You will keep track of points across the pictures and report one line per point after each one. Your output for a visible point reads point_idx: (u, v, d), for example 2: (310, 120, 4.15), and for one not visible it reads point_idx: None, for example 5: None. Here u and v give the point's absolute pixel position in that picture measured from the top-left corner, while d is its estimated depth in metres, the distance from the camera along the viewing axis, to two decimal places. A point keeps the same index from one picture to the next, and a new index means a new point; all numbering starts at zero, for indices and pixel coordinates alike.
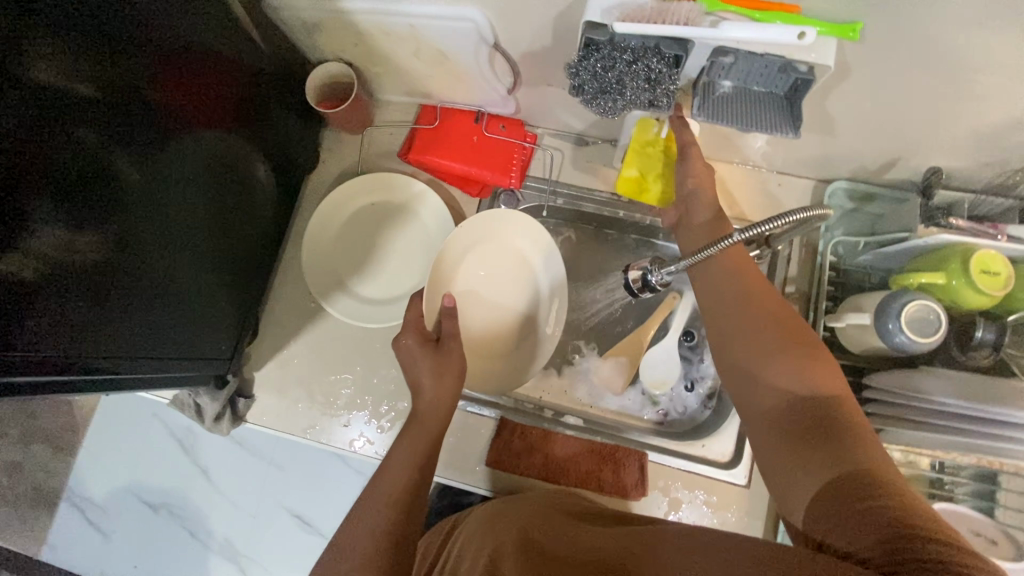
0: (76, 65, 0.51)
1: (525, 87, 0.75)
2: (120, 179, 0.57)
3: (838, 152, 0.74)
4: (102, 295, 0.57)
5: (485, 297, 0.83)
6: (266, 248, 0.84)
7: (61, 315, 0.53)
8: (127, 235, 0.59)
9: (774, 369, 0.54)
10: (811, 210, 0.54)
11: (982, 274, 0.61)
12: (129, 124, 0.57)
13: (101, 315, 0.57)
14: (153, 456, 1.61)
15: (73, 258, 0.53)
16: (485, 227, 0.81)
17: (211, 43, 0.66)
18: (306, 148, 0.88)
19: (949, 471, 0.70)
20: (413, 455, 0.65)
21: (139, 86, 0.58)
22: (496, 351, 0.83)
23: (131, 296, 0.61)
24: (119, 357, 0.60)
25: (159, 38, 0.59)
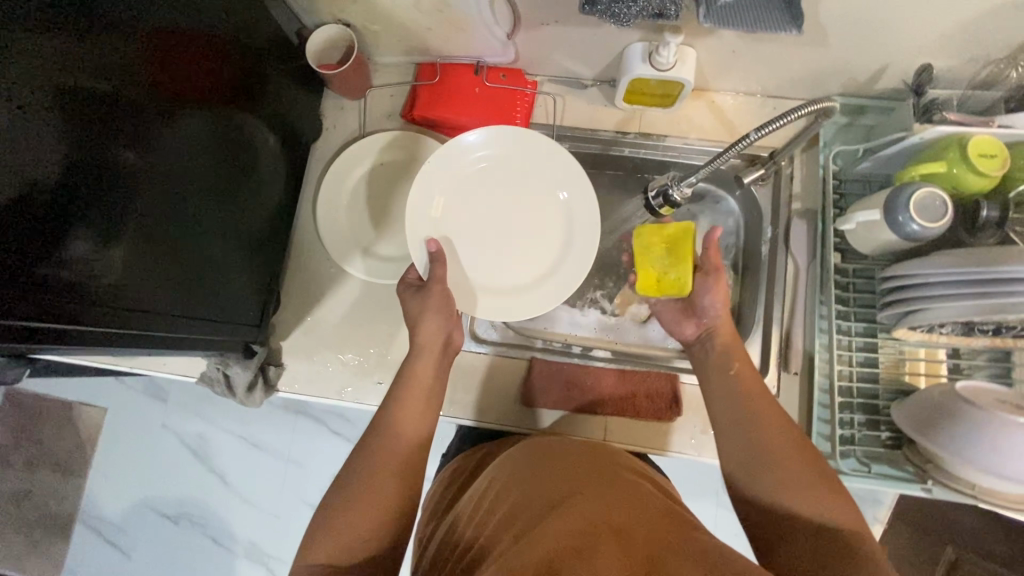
0: (79, 43, 0.49)
1: (526, 30, 0.76)
2: (129, 155, 0.56)
3: (830, 67, 0.76)
4: (125, 270, 0.58)
5: (497, 241, 0.80)
6: (279, 218, 0.84)
7: (87, 292, 0.54)
8: (143, 209, 0.59)
9: (795, 493, 0.56)
10: (816, 103, 0.64)
11: (979, 158, 0.64)
12: (136, 102, 0.56)
13: (128, 288, 0.58)
14: (166, 468, 1.59)
15: (97, 229, 0.53)
16: (529, 160, 0.79)
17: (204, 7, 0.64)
18: (310, 117, 0.88)
19: (964, 357, 0.75)
20: (416, 387, 0.69)
21: (140, 62, 0.56)
22: (492, 292, 0.78)
23: (154, 271, 0.61)
24: (148, 328, 0.61)
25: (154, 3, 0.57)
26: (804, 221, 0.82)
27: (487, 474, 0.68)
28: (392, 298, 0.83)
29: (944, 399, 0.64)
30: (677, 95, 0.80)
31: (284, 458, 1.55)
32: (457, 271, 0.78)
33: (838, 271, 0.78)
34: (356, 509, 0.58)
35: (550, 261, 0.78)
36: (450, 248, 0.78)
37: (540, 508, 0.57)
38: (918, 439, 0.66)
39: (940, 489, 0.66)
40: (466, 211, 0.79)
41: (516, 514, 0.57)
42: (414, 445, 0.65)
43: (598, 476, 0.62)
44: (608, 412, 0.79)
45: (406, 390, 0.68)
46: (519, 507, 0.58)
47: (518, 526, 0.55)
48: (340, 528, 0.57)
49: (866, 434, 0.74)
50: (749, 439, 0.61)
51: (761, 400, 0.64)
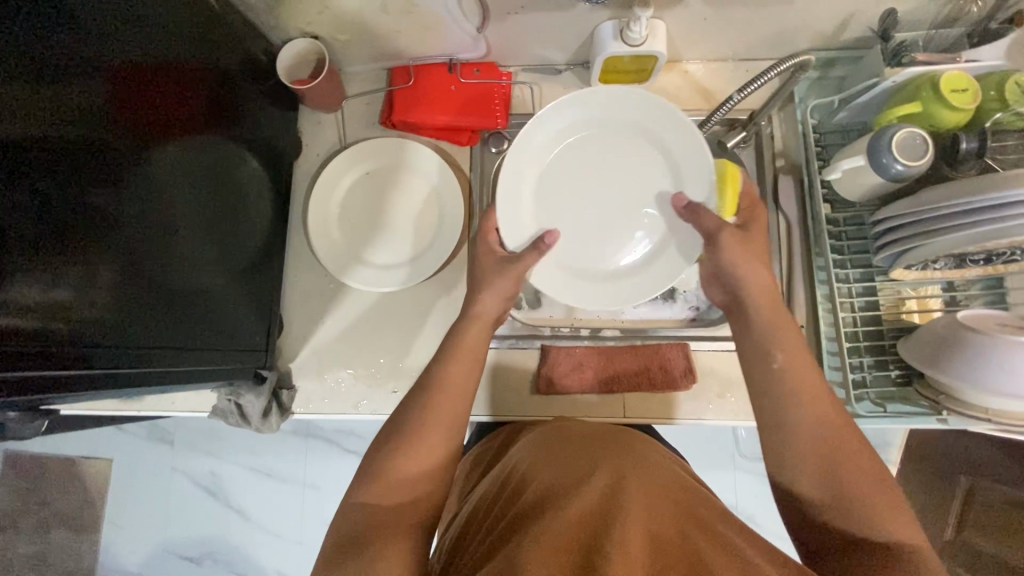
0: (39, 93, 0.48)
1: (495, 22, 0.76)
2: (107, 200, 0.55)
3: (797, 25, 0.78)
4: (119, 311, 0.56)
5: (603, 221, 0.77)
6: (271, 240, 0.83)
7: (83, 337, 0.52)
8: (128, 248, 0.57)
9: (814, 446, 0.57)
10: (797, 58, 0.68)
11: (952, 93, 0.66)
12: (107, 146, 0.55)
13: (124, 328, 0.57)
14: (182, 510, 1.57)
15: (83, 273, 0.52)
16: (666, 134, 0.74)
17: (164, 36, 0.62)
18: (288, 134, 0.87)
19: (960, 288, 0.78)
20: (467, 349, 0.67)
21: (106, 104, 0.54)
22: (594, 274, 0.78)
23: (150, 309, 0.60)
24: (152, 366, 0.60)
25: (113, 39, 0.55)
26: (790, 178, 0.84)
27: (512, 457, 0.68)
28: (396, 305, 0.83)
29: (947, 330, 0.66)
30: (652, 69, 0.80)
31: (301, 483, 1.54)
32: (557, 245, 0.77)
33: (830, 221, 0.79)
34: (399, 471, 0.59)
35: (663, 237, 0.76)
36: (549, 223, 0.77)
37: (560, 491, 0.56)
38: (929, 372, 0.67)
39: (955, 417, 0.68)
40: (575, 183, 0.77)
41: (535, 500, 0.57)
42: (457, 421, 0.63)
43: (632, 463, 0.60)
44: (624, 388, 0.80)
45: (455, 355, 0.65)
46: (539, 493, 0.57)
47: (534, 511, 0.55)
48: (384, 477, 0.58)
49: (876, 375, 0.76)
50: (795, 416, 0.58)
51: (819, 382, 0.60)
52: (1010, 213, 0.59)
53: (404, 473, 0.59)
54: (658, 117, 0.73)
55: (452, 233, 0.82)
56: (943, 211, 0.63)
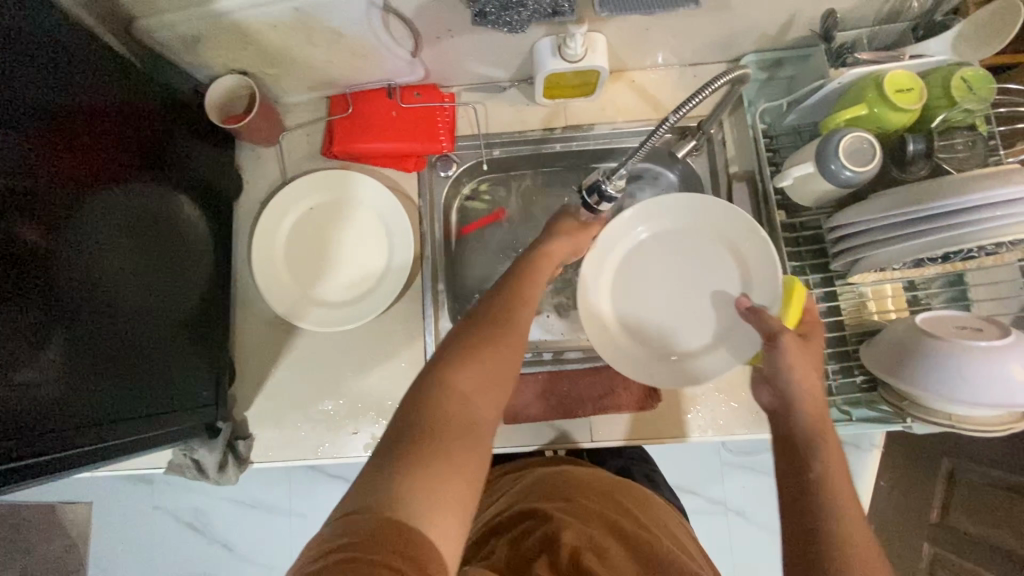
0: None
1: (428, 46, 0.74)
2: (35, 263, 0.53)
3: (739, 29, 0.76)
4: (58, 384, 0.54)
5: (678, 309, 0.80)
6: (216, 286, 0.80)
7: (17, 415, 0.50)
8: (65, 315, 0.56)
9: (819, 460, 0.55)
10: (727, 73, 0.62)
11: (896, 93, 0.65)
12: (30, 206, 0.52)
13: (61, 401, 0.54)
14: (167, 549, 1.54)
15: (14, 346, 0.50)
16: (733, 232, 0.77)
17: (85, 92, 0.60)
18: (227, 172, 0.83)
19: (921, 287, 0.77)
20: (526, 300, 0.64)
21: (22, 162, 0.52)
22: (656, 355, 0.79)
23: (92, 377, 0.58)
24: (97, 440, 0.57)
25: (30, 100, 0.53)
26: (744, 184, 0.82)
27: (503, 502, 0.71)
28: (350, 344, 0.80)
29: (908, 335, 0.65)
30: (595, 83, 0.78)
31: (287, 513, 1.52)
32: (619, 324, 0.80)
33: (786, 228, 0.78)
34: (493, 386, 0.54)
35: (738, 324, 0.77)
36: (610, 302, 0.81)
37: (554, 540, 0.59)
38: (887, 380, 0.67)
39: (918, 422, 0.68)
40: (640, 270, 0.81)
41: (519, 548, 0.60)
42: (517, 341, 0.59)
43: (636, 540, 0.62)
44: (589, 412, 0.78)
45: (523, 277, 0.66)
46: (533, 536, 0.61)
47: (526, 557, 0.58)
48: (477, 372, 0.53)
49: (842, 383, 0.75)
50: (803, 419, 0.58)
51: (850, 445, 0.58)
52: (952, 217, 0.58)
53: (476, 378, 0.53)
54: (722, 215, 0.77)
55: (400, 268, 0.80)
56: (882, 220, 0.63)
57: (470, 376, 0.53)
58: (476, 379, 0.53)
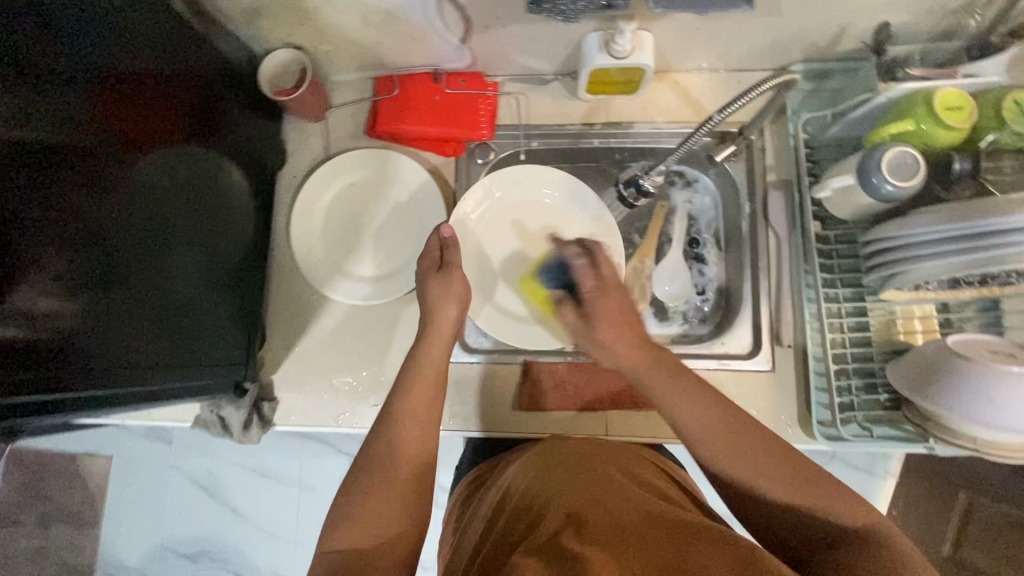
0: (30, 113, 0.49)
1: (478, 34, 0.75)
2: (95, 214, 0.56)
3: (789, 36, 0.75)
4: (101, 330, 0.57)
5: (528, 273, 0.86)
6: (254, 252, 0.83)
7: (63, 354, 0.53)
8: (114, 265, 0.58)
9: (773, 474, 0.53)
10: (776, 74, 0.65)
11: (946, 111, 0.65)
12: (94, 161, 0.56)
13: (105, 347, 0.58)
14: (179, 508, 1.59)
15: (68, 293, 0.53)
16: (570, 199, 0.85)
17: (148, 55, 0.63)
18: (273, 143, 0.86)
19: (954, 310, 0.76)
20: (424, 376, 0.66)
21: (89, 118, 0.55)
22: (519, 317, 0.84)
23: (131, 327, 0.61)
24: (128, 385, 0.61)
25: (101, 59, 0.57)
26: (780, 193, 0.82)
27: (504, 477, 0.68)
28: (378, 319, 0.83)
29: (937, 356, 0.64)
30: (639, 81, 0.79)
31: (296, 484, 1.55)
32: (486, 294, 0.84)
33: (820, 239, 0.77)
34: (390, 513, 0.57)
35: None
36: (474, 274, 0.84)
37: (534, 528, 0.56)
38: (915, 400, 0.66)
39: (942, 444, 0.67)
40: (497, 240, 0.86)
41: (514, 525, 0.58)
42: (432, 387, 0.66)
43: (612, 503, 0.57)
44: (604, 406, 0.79)
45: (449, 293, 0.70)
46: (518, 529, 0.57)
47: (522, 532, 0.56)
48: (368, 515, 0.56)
49: (865, 399, 0.74)
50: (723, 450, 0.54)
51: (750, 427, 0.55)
52: (990, 240, 0.58)
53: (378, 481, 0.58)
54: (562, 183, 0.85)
55: None
56: (918, 236, 0.63)
57: (359, 525, 0.55)
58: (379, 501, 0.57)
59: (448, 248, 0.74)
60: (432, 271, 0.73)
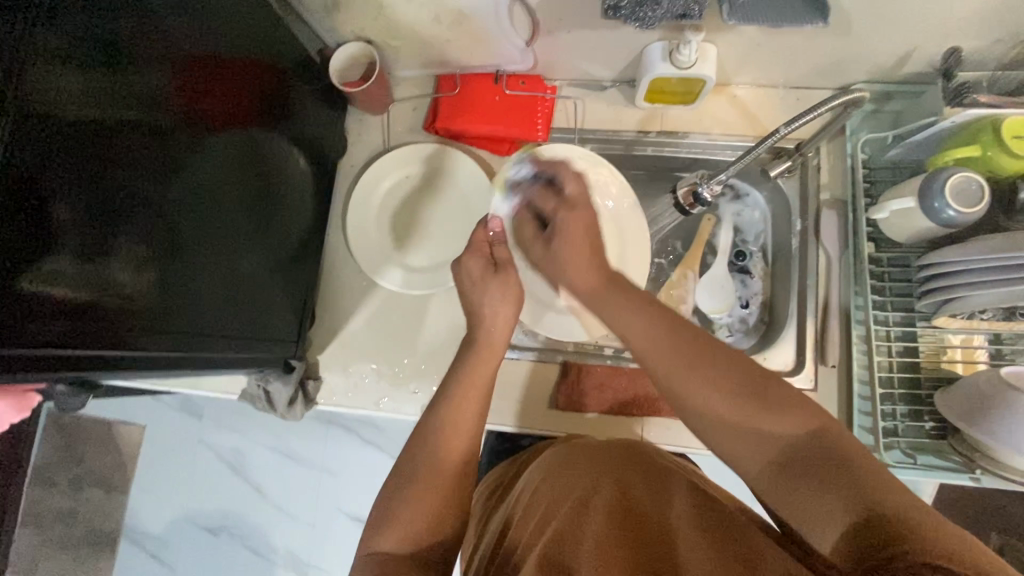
0: (106, 86, 0.51)
1: (544, 37, 0.77)
2: (159, 187, 0.58)
3: (856, 56, 0.75)
4: (157, 292, 0.59)
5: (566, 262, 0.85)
6: (310, 235, 0.85)
7: (126, 320, 0.55)
8: (173, 232, 0.60)
9: (758, 417, 0.49)
10: (845, 95, 0.66)
11: (1013, 138, 0.64)
12: (163, 135, 0.57)
13: (163, 317, 0.60)
14: (205, 481, 1.63)
15: (132, 259, 0.55)
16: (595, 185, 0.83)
17: (223, 37, 0.65)
18: (334, 132, 0.89)
19: (1007, 341, 0.74)
20: (473, 389, 0.64)
21: (162, 94, 0.57)
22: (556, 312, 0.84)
23: (184, 293, 0.62)
24: (180, 350, 0.62)
25: (177, 38, 0.59)
26: (834, 211, 0.81)
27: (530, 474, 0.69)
28: (423, 309, 0.85)
29: (990, 385, 0.63)
30: (698, 92, 0.80)
31: (318, 468, 1.57)
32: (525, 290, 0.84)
33: (873, 261, 0.77)
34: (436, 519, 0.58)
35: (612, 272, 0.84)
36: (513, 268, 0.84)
37: (551, 521, 0.59)
38: (962, 427, 0.65)
39: (990, 477, 0.65)
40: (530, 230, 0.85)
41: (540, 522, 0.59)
42: (478, 401, 0.65)
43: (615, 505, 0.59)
44: (643, 412, 0.80)
45: (503, 290, 0.69)
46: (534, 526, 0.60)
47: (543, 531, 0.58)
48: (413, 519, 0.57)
49: (909, 425, 0.73)
50: (696, 395, 0.52)
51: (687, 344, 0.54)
52: None
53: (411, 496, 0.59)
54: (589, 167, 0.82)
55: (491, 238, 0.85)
56: (975, 264, 0.62)
57: (405, 534, 0.57)
58: (406, 525, 0.57)
59: (496, 244, 0.71)
60: (485, 274, 0.70)
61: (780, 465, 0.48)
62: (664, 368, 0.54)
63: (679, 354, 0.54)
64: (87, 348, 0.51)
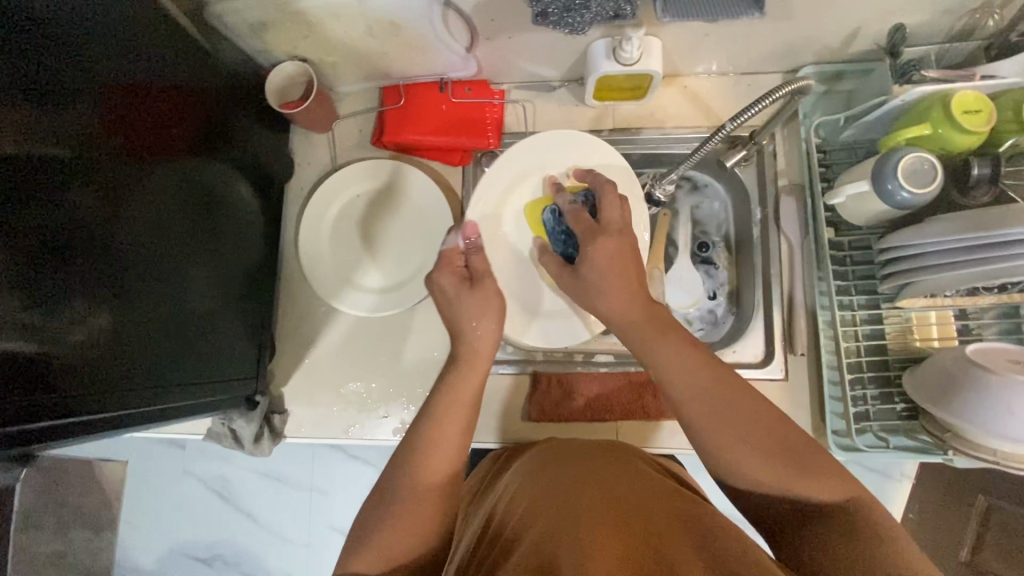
0: (29, 128, 0.49)
1: (483, 43, 0.74)
2: (100, 230, 0.55)
3: (802, 39, 0.74)
4: (109, 348, 0.57)
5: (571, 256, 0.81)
6: (263, 264, 0.83)
7: (72, 373, 0.53)
8: (123, 283, 0.58)
9: (802, 480, 0.50)
10: (789, 86, 0.64)
11: (963, 113, 0.62)
12: (98, 174, 0.55)
13: (114, 366, 0.57)
14: (194, 512, 1.61)
15: (72, 308, 0.53)
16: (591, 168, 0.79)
17: (151, 66, 0.62)
18: (280, 154, 0.87)
19: (972, 316, 0.74)
20: (457, 405, 0.63)
21: (93, 132, 0.54)
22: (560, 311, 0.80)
23: (141, 344, 0.60)
24: (141, 404, 0.60)
25: (104, 70, 0.56)
26: (793, 197, 0.81)
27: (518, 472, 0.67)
28: (386, 331, 0.83)
29: (956, 365, 0.63)
30: (648, 86, 0.78)
31: (308, 488, 1.56)
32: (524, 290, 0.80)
33: (834, 245, 0.76)
34: (413, 542, 0.56)
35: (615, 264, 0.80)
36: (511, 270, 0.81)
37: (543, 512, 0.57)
38: (931, 410, 0.64)
39: (961, 457, 0.65)
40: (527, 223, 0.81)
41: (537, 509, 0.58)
42: (468, 405, 0.63)
43: (621, 503, 0.57)
44: (616, 417, 0.79)
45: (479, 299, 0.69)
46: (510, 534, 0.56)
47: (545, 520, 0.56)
48: (389, 542, 0.56)
49: (880, 408, 0.73)
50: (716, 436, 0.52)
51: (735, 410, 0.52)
52: (1011, 249, 0.56)
53: (391, 515, 0.57)
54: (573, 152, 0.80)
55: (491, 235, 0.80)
56: (933, 247, 0.61)
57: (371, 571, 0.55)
58: (375, 557, 0.55)
59: (470, 256, 0.73)
60: (460, 289, 0.69)
61: (789, 512, 0.51)
62: (710, 430, 0.52)
63: (709, 402, 0.53)
64: (45, 419, 0.50)
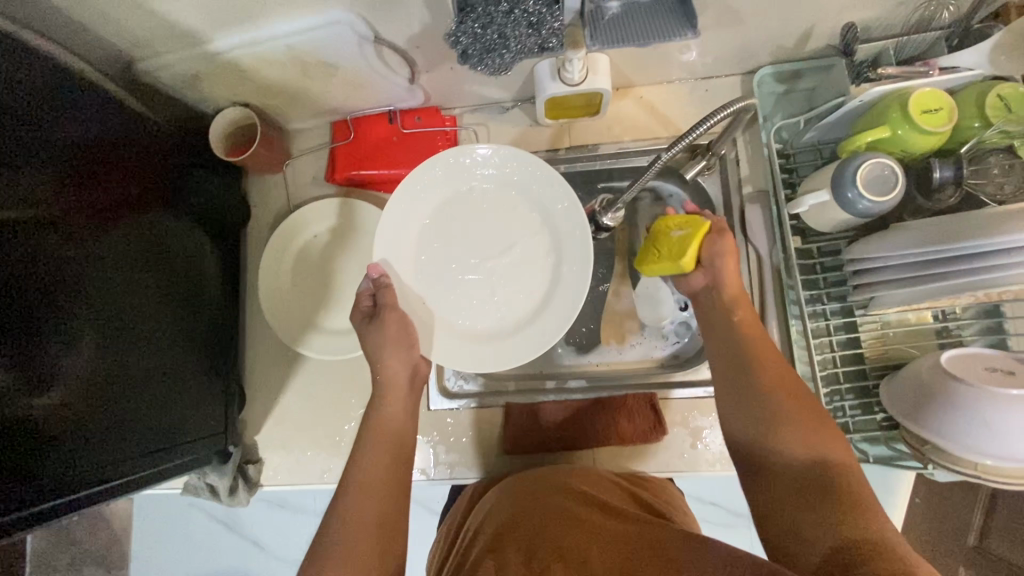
0: None
1: (425, 73, 0.72)
2: None
3: (754, 41, 0.71)
4: (78, 420, 0.57)
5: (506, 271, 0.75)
6: (225, 314, 0.82)
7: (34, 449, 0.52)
8: None
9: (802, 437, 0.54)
10: (727, 107, 0.60)
11: (923, 114, 0.60)
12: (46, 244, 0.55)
13: (78, 437, 0.56)
14: (203, 543, 1.62)
15: None
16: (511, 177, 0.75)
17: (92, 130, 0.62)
18: (235, 199, 0.85)
19: (952, 317, 0.71)
20: (387, 433, 0.66)
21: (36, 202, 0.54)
22: (499, 332, 0.74)
23: (107, 417, 0.60)
24: (116, 478, 0.60)
25: (43, 140, 0.56)
26: (758, 205, 0.78)
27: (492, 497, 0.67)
28: (355, 372, 0.82)
29: (931, 377, 0.60)
30: (599, 103, 0.75)
31: (313, 513, 1.56)
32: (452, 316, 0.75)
33: (803, 252, 0.74)
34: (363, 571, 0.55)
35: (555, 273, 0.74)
36: (434, 299, 0.75)
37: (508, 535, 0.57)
38: (909, 424, 0.62)
39: (942, 470, 0.62)
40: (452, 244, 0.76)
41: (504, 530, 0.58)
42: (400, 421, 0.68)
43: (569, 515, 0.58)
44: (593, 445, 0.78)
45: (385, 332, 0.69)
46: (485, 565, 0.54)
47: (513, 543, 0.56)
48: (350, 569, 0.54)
49: (860, 419, 0.71)
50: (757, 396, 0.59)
51: (806, 409, 0.56)
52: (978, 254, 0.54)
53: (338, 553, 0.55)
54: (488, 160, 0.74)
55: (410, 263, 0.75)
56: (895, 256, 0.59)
57: None
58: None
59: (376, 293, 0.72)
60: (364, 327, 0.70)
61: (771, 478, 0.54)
62: (735, 407, 0.60)
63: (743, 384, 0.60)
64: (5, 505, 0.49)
